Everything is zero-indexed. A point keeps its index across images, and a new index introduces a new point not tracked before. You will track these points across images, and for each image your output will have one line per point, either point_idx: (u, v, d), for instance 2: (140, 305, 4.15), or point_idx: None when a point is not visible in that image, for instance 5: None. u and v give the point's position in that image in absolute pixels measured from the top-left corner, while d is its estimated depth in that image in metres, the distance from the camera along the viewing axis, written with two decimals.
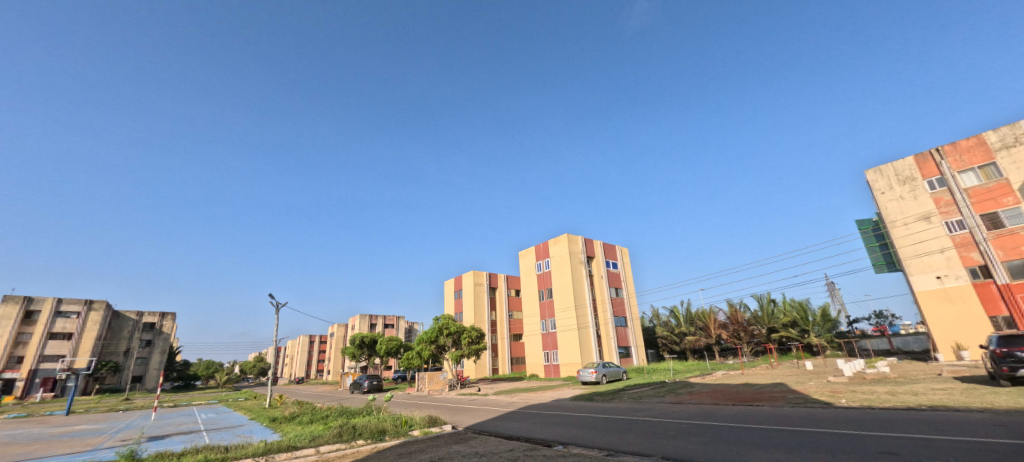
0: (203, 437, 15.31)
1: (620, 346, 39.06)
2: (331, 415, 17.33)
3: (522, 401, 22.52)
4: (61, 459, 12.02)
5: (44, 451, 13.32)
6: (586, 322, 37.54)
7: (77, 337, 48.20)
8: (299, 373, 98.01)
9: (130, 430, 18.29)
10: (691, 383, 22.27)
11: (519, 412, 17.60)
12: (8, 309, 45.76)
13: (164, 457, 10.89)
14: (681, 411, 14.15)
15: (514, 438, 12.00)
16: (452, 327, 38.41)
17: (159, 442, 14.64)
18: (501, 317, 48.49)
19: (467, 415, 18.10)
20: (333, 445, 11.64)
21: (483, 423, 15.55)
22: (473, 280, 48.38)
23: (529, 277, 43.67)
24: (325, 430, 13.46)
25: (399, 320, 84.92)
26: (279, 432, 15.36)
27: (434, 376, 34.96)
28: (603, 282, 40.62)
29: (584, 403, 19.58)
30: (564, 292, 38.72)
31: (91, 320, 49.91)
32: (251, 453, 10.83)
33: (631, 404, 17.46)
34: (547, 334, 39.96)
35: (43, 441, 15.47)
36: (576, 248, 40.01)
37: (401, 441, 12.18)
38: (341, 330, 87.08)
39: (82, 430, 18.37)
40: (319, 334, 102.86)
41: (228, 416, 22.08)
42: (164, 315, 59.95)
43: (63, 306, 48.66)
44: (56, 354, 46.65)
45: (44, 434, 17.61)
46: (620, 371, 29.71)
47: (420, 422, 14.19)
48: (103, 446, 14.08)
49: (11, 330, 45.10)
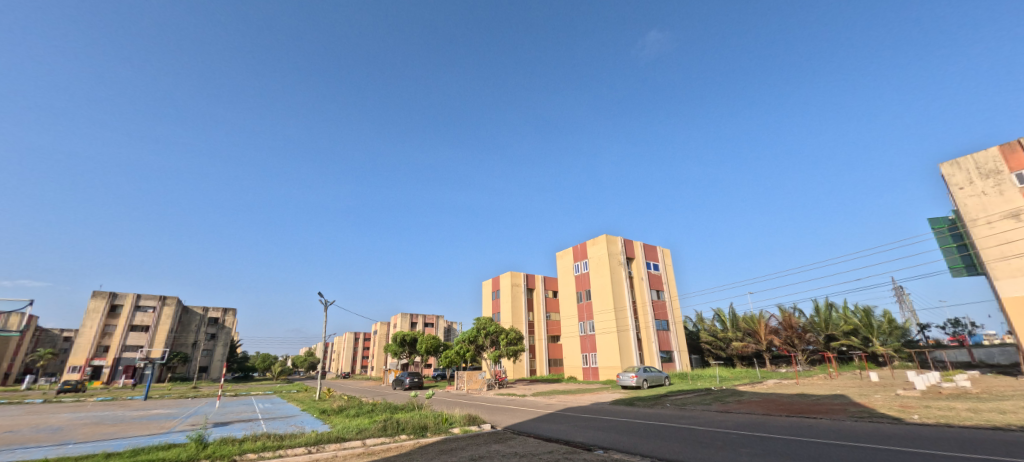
0: (260, 425, 16.11)
1: (661, 350, 37.83)
2: (376, 410, 17.83)
3: (561, 403, 22.23)
4: (141, 439, 13.12)
5: (126, 432, 14.53)
6: (626, 325, 36.64)
7: (152, 330, 52.55)
8: (346, 368, 102.43)
9: (197, 416, 19.59)
10: (740, 391, 21.08)
11: (558, 414, 17.48)
12: (97, 302, 50.60)
13: (227, 442, 11.54)
14: (730, 421, 13.40)
15: (553, 440, 11.88)
16: (490, 328, 38.62)
17: (222, 428, 15.59)
18: (538, 318, 48.33)
19: (506, 415, 17.94)
20: (379, 439, 11.96)
21: (522, 424, 15.38)
22: (512, 281, 48.47)
23: (566, 278, 43.25)
24: (370, 424, 13.83)
25: (439, 320, 86.70)
26: (329, 423, 15.99)
27: (473, 375, 35.38)
28: (644, 285, 39.39)
29: (624, 408, 19.13)
30: (603, 294, 38.05)
31: (165, 314, 53.97)
32: (304, 442, 11.29)
33: (674, 411, 16.76)
34: (586, 336, 39.37)
35: (125, 422, 16.94)
36: (615, 249, 39.15)
37: (442, 438, 12.31)
38: (385, 328, 90.16)
39: (157, 414, 19.98)
40: (363, 332, 106.80)
41: (283, 407, 23.20)
42: (227, 310, 64.11)
43: (142, 301, 53.10)
44: (135, 344, 51.11)
45: (126, 416, 19.32)
46: (661, 376, 28.72)
47: (460, 420, 14.26)
48: (176, 430, 15.17)
49: (98, 322, 49.92)
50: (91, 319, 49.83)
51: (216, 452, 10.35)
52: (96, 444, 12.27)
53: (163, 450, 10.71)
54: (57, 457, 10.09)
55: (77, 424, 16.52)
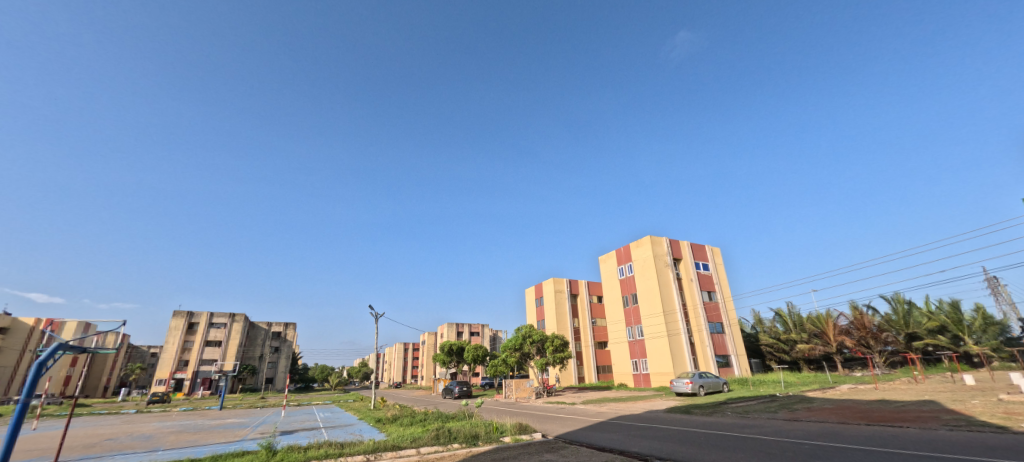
0: (322, 433, 16.93)
1: (718, 355, 36.05)
2: (429, 419, 18.23)
3: (612, 411, 21.69)
4: (219, 447, 14.15)
5: (206, 439, 15.75)
6: (677, 329, 35.33)
7: (224, 344, 56.63)
8: (397, 378, 105.48)
9: (267, 424, 20.91)
10: (810, 398, 19.58)
11: (610, 423, 17.05)
12: (177, 321, 55.25)
13: (294, 449, 12.23)
14: (800, 430, 12.50)
15: (607, 450, 11.63)
16: (536, 336, 38.47)
17: (289, 436, 16.53)
18: (584, 324, 47.59)
19: (556, 423, 17.71)
20: (433, 447, 12.21)
21: (574, 433, 15.16)
22: (555, 287, 48.13)
23: (611, 282, 42.43)
24: (424, 432, 14.15)
25: (484, 329, 87.39)
26: (384, 432, 16.53)
27: (520, 384, 35.38)
28: (694, 286, 37.82)
29: (680, 416, 18.36)
30: (651, 298, 36.94)
31: (234, 329, 57.96)
32: (363, 449, 11.74)
33: (736, 420, 15.85)
34: (635, 342, 38.32)
35: (205, 431, 18.37)
36: (660, 250, 37.91)
37: (494, 447, 12.37)
38: (432, 338, 92.14)
39: (232, 423, 21.55)
40: (412, 342, 109.74)
41: (342, 416, 24.27)
42: (288, 325, 67.96)
43: (214, 319, 57.38)
44: (210, 358, 55.31)
45: (205, 425, 20.96)
46: (719, 382, 27.32)
47: (511, 429, 14.28)
48: (248, 437, 16.27)
49: (179, 339, 54.48)
50: (173, 336, 54.52)
51: (284, 459, 10.99)
52: (181, 451, 13.39)
53: (238, 457, 11.49)
54: None
55: (166, 432, 18.17)
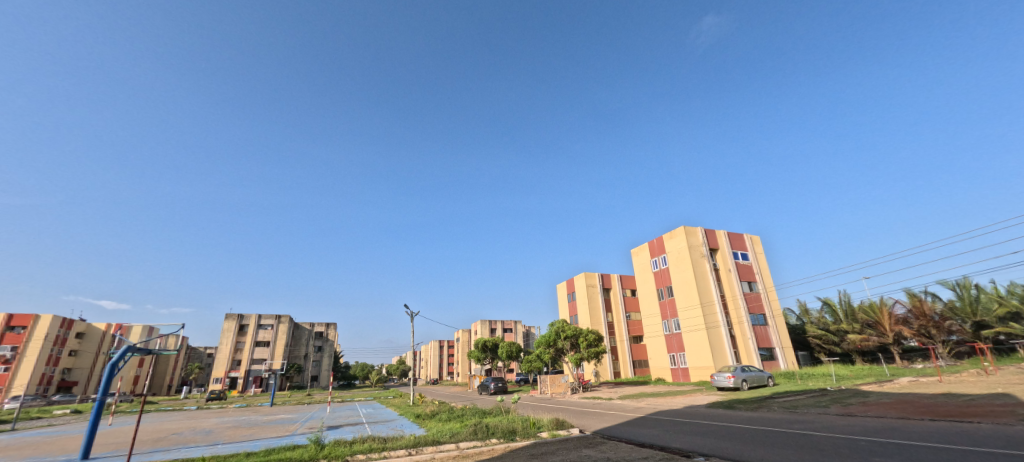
0: (366, 429, 17.56)
1: (761, 347, 34.72)
2: (466, 415, 18.52)
3: (651, 407, 21.33)
4: (272, 441, 14.95)
5: (260, 434, 16.68)
6: (715, 321, 34.27)
7: (273, 344, 59.55)
8: (434, 375, 107.71)
9: (314, 420, 21.92)
10: (864, 392, 18.53)
11: (649, 418, 16.77)
12: (229, 323, 58.58)
13: (340, 443, 12.73)
14: (855, 426, 11.87)
15: (647, 446, 11.45)
16: (569, 331, 38.29)
17: (335, 431, 17.24)
18: (618, 319, 46.95)
19: (594, 419, 17.55)
20: (472, 442, 12.41)
21: (612, 428, 15.00)
22: (587, 282, 47.73)
23: (645, 275, 41.67)
24: (462, 428, 14.40)
25: (517, 325, 87.72)
26: (424, 427, 16.95)
27: (556, 379, 35.37)
28: (732, 277, 36.52)
29: (723, 411, 17.83)
30: (687, 290, 35.99)
31: (281, 330, 60.79)
32: (404, 444, 12.09)
33: (784, 415, 15.22)
34: (672, 335, 37.49)
35: (258, 426, 19.41)
36: (696, 241, 36.81)
37: (532, 442, 12.43)
38: (466, 335, 93.39)
39: (282, 418, 22.75)
40: (447, 340, 111.69)
41: (384, 412, 25.03)
42: (329, 325, 70.70)
43: (262, 320, 60.41)
44: (260, 358, 58.34)
45: (259, 420, 22.18)
46: (764, 376, 26.32)
47: (548, 424, 14.29)
48: (297, 432, 17.10)
49: (232, 340, 57.74)
50: (227, 337, 57.84)
51: (332, 452, 11.47)
52: (238, 444, 14.24)
53: (289, 451, 12.09)
54: (211, 455, 11.84)
55: (224, 427, 19.35)
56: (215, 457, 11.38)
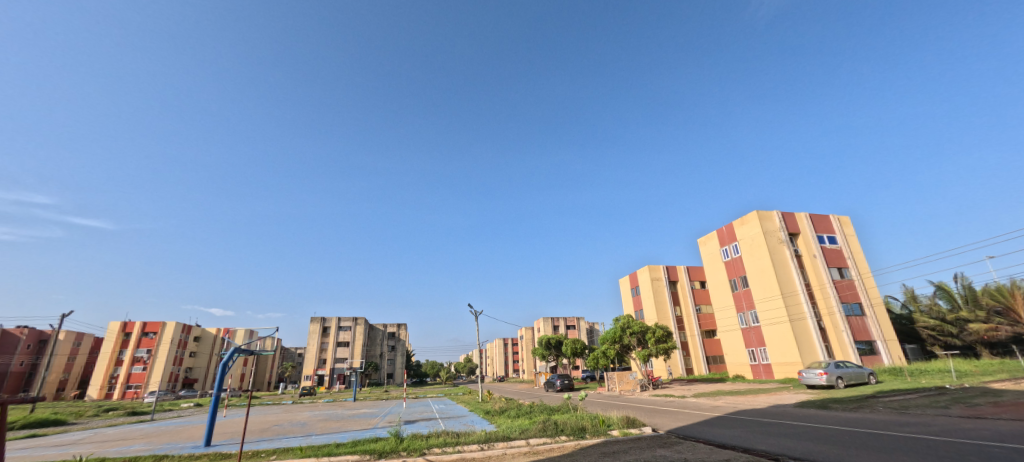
0: (440, 423, 18.23)
1: (858, 341, 31.35)
2: (534, 412, 18.58)
3: (730, 405, 20.06)
4: (356, 433, 16.06)
5: (347, 426, 18.00)
6: (800, 312, 31.53)
7: (352, 344, 63.85)
8: (500, 372, 109.52)
9: (393, 414, 23.21)
10: (993, 391, 16.07)
11: (729, 418, 15.77)
12: (314, 326, 63.73)
13: (417, 437, 13.33)
14: (984, 430, 10.31)
15: (728, 447, 10.78)
16: (636, 326, 37.10)
17: (412, 425, 18.11)
18: (688, 312, 44.77)
19: (667, 418, 16.82)
20: (541, 439, 12.44)
21: (688, 428, 14.31)
22: (651, 275, 46.05)
23: (715, 266, 39.42)
24: (531, 424, 14.47)
25: (580, 321, 86.67)
26: (494, 423, 17.26)
27: (624, 376, 34.47)
28: (818, 263, 33.27)
29: (815, 411, 16.30)
30: (764, 280, 33.50)
31: (359, 331, 64.98)
32: (477, 439, 12.40)
33: (890, 417, 13.62)
34: (750, 329, 35.09)
35: (344, 420, 20.89)
36: (772, 226, 34.04)
37: (602, 440, 12.20)
38: (530, 333, 93.86)
39: (365, 413, 24.38)
40: (511, 337, 113.09)
41: (455, 407, 25.88)
42: (400, 325, 74.39)
43: (342, 322, 65.00)
44: (342, 357, 62.83)
45: (344, 414, 23.94)
46: (863, 373, 23.75)
47: (618, 422, 13.93)
48: (379, 426, 18.22)
49: (317, 341, 62.78)
50: (312, 339, 62.96)
51: (410, 445, 12.06)
52: (328, 436, 15.46)
53: (372, 443, 12.89)
54: (306, 445, 12.95)
55: (315, 420, 21.09)
56: (310, 447, 12.43)
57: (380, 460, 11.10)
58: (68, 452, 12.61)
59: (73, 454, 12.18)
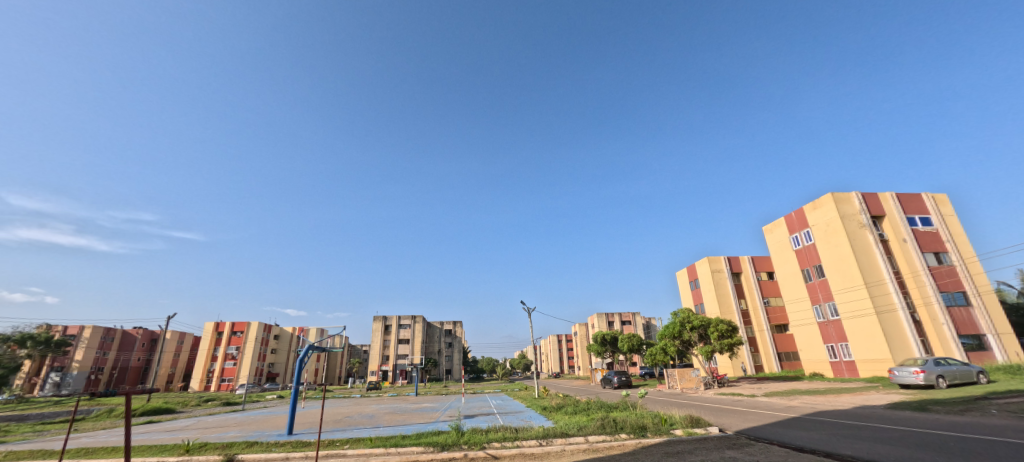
0: (498, 418, 18.44)
1: (962, 335, 27.83)
2: (592, 408, 18.27)
3: (806, 405, 18.59)
4: (420, 426, 16.65)
5: (410, 420, 18.72)
6: (889, 304, 28.58)
7: (412, 342, 66.46)
8: (556, 369, 109.27)
9: (453, 409, 23.83)
10: None
11: (806, 419, 14.59)
12: (376, 324, 67.06)
13: (477, 431, 13.54)
14: None
15: (808, 451, 9.97)
16: (697, 321, 35.40)
17: (471, 419, 18.46)
18: (755, 306, 42.05)
19: (735, 418, 15.88)
20: (600, 436, 12.20)
21: (759, 429, 13.41)
22: (711, 267, 43.79)
23: (785, 255, 36.76)
24: (589, 421, 14.24)
25: (636, 317, 84.33)
26: (551, 419, 17.17)
27: (686, 373, 33.05)
28: (910, 248, 29.86)
29: (909, 414, 14.67)
30: (844, 268, 30.74)
31: (417, 329, 67.52)
32: (535, 435, 12.38)
33: (1005, 422, 11.94)
34: (828, 323, 32.36)
35: (409, 413, 21.76)
36: (850, 209, 31.09)
37: (666, 440, 11.73)
38: (584, 329, 92.74)
39: (427, 407, 25.31)
40: (565, 334, 112.42)
41: (512, 403, 26.11)
42: (456, 323, 76.30)
43: (401, 320, 67.80)
44: (403, 353, 65.59)
45: (408, 408, 24.96)
46: (971, 371, 21.03)
47: (682, 421, 13.32)
48: (440, 419, 18.78)
49: (380, 339, 66.01)
50: (375, 336, 66.27)
51: (470, 439, 12.26)
52: (394, 428, 16.18)
53: (434, 435, 13.27)
54: (375, 437, 13.63)
55: (383, 413, 22.18)
56: (378, 439, 13.03)
57: (442, 452, 11.41)
58: (178, 437, 14.24)
59: (181, 439, 13.64)
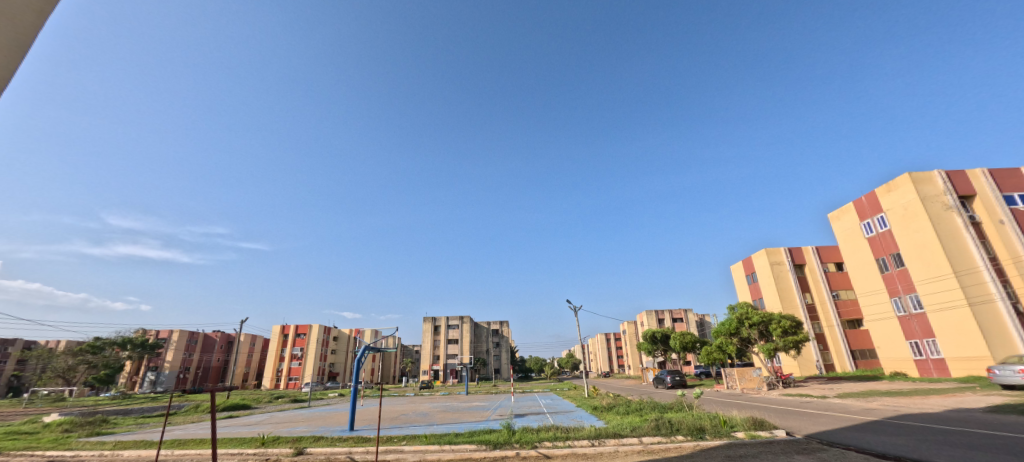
0: (549, 418, 18.59)
1: None
2: (644, 409, 17.96)
3: (885, 408, 17.28)
4: (472, 424, 17.14)
5: (462, 418, 19.31)
6: (985, 294, 25.80)
7: (460, 342, 67.99)
8: (605, 368, 107.62)
9: (503, 408, 24.21)
10: None
11: (886, 423, 13.60)
12: (426, 325, 69.25)
13: (528, 430, 13.78)
14: None
15: (889, 458, 9.35)
16: (755, 317, 33.70)
17: (522, 418, 18.74)
18: (822, 300, 39.39)
19: (803, 420, 15.07)
20: (655, 437, 12.05)
21: (832, 433, 12.68)
22: (771, 260, 41.56)
23: (856, 243, 34.27)
24: (642, 422, 14.07)
25: (688, 314, 81.38)
26: (603, 419, 17.08)
27: (745, 373, 31.58)
28: (1008, 231, 26.79)
29: (1009, 418, 13.31)
30: (927, 256, 28.18)
31: (465, 329, 69.00)
32: (587, 435, 12.44)
33: None
34: (912, 318, 29.73)
35: (461, 411, 22.40)
36: (932, 190, 28.43)
37: (727, 442, 11.40)
38: (633, 327, 90.73)
39: (477, 406, 25.93)
40: (613, 333, 110.46)
41: (562, 403, 26.15)
42: (502, 323, 77.13)
43: (450, 321, 69.54)
44: (453, 353, 67.27)
45: (460, 406, 25.65)
46: None
47: (744, 424, 12.84)
48: (491, 418, 19.21)
49: (430, 339, 68.10)
50: (426, 337, 68.41)
51: (522, 438, 12.51)
52: (448, 426, 16.77)
53: (487, 433, 13.64)
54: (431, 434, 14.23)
55: (436, 411, 23.00)
56: (434, 436, 13.59)
57: (496, 450, 11.74)
58: (255, 430, 15.61)
59: (258, 432, 14.99)
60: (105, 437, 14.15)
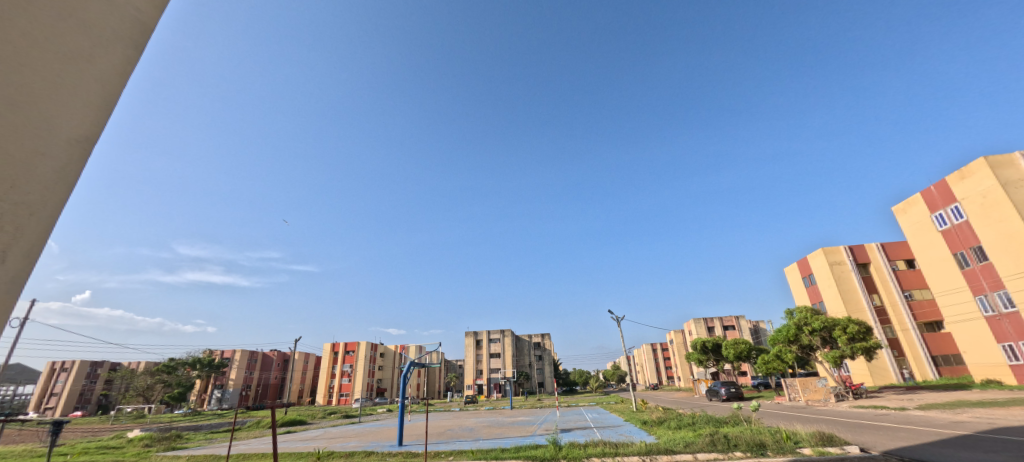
0: (596, 433, 18.27)
1: None
2: (698, 423, 17.27)
3: (975, 421, 15.74)
4: (518, 439, 17.14)
5: (507, 434, 19.35)
6: None
7: (503, 355, 67.98)
8: (652, 379, 104.00)
9: (549, 422, 23.99)
10: None
11: (978, 438, 12.39)
12: (468, 339, 69.89)
13: (575, 445, 13.63)
14: None
15: None
16: (816, 323, 31.66)
17: (569, 433, 18.52)
18: (892, 302, 36.49)
19: (879, 435, 13.98)
20: (711, 454, 11.62)
21: (914, 449, 11.70)
22: (829, 260, 39.23)
23: (928, 237, 31.74)
24: (696, 437, 13.57)
25: (739, 321, 77.49)
26: (654, 434, 16.57)
27: (809, 384, 29.62)
28: None
29: None
30: (1015, 247, 25.59)
31: (507, 342, 68.95)
32: (637, 451, 12.17)
33: None
34: (1004, 317, 26.87)
35: (506, 426, 22.44)
36: (1013, 174, 25.95)
37: (792, 460, 10.80)
38: (680, 336, 87.41)
39: (522, 420, 25.85)
40: (659, 343, 106.85)
41: (609, 417, 25.57)
42: (544, 335, 76.50)
43: (491, 335, 69.78)
44: (496, 367, 67.37)
45: (505, 421, 25.70)
46: None
47: (810, 439, 12.10)
48: (537, 433, 19.12)
49: (473, 354, 68.57)
50: (469, 351, 68.94)
51: (569, 454, 12.41)
52: (494, 441, 16.86)
53: (532, 449, 13.62)
54: (478, 449, 14.38)
55: (481, 426, 23.18)
56: (480, 451, 13.73)
57: None
58: (311, 445, 16.46)
59: (314, 447, 15.77)
60: (180, 452, 15.35)
